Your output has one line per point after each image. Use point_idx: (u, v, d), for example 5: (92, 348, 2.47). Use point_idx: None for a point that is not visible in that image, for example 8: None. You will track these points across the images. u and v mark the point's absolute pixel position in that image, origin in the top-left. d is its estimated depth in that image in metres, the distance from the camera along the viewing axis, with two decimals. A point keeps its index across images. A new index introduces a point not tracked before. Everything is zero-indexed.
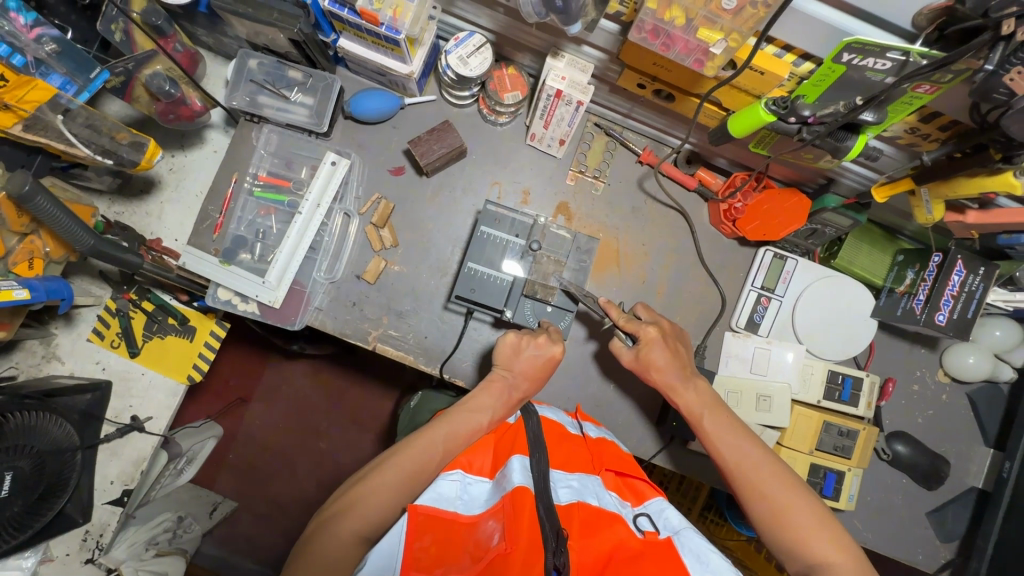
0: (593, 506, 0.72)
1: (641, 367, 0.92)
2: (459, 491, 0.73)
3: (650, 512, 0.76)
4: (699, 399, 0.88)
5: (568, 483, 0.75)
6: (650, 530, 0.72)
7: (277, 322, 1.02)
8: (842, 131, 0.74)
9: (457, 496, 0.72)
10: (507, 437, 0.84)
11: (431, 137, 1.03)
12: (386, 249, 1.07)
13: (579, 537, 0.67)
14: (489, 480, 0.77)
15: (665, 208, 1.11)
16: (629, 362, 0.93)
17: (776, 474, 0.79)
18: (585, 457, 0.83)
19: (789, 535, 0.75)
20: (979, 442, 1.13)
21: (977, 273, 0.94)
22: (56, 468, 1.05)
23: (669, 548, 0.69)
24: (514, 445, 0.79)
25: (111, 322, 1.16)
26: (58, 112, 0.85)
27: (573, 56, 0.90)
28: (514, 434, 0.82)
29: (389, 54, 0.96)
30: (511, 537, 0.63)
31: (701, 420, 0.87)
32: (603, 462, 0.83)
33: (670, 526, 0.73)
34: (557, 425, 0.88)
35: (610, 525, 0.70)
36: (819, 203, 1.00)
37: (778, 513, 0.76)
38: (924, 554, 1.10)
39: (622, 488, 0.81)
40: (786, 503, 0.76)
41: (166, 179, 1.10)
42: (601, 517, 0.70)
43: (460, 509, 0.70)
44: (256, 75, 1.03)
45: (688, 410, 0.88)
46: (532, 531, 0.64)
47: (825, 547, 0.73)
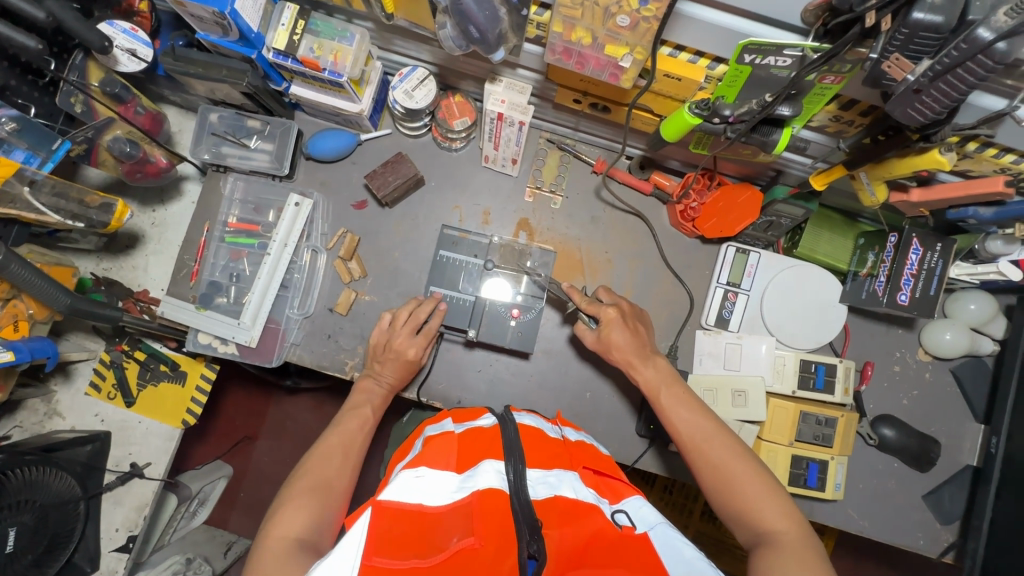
0: (569, 499, 0.71)
1: (604, 348, 0.95)
2: (425, 485, 0.67)
3: (627, 509, 0.75)
4: (658, 377, 0.90)
5: (544, 481, 0.72)
6: (628, 524, 0.71)
7: (256, 361, 1.06)
8: (766, 126, 0.75)
9: (423, 484, 0.67)
10: (480, 441, 0.77)
11: (386, 170, 1.07)
12: (356, 280, 1.10)
13: (560, 526, 0.66)
14: (456, 473, 0.71)
15: (624, 215, 1.13)
16: (593, 343, 0.97)
17: (727, 446, 0.80)
18: (562, 456, 0.81)
19: (737, 503, 0.76)
20: (969, 418, 1.11)
21: (934, 250, 0.94)
22: (58, 518, 1.11)
23: (645, 541, 0.68)
24: (489, 445, 0.76)
25: (106, 374, 1.24)
26: (25, 183, 0.87)
27: (510, 79, 0.94)
28: (489, 438, 0.78)
29: (337, 96, 1.01)
30: (481, 530, 0.61)
31: (657, 394, 0.89)
32: (580, 460, 0.82)
33: (646, 522, 0.72)
34: (534, 431, 0.84)
35: (587, 515, 0.68)
36: (770, 195, 1.00)
37: (726, 483, 0.77)
38: (924, 539, 1.08)
39: (600, 485, 0.79)
40: (735, 473, 0.77)
41: (148, 234, 1.16)
42: (578, 509, 0.69)
43: (427, 501, 0.66)
44: (217, 128, 1.08)
45: (647, 386, 0.91)
46: (505, 526, 0.62)
47: (773, 514, 0.73)
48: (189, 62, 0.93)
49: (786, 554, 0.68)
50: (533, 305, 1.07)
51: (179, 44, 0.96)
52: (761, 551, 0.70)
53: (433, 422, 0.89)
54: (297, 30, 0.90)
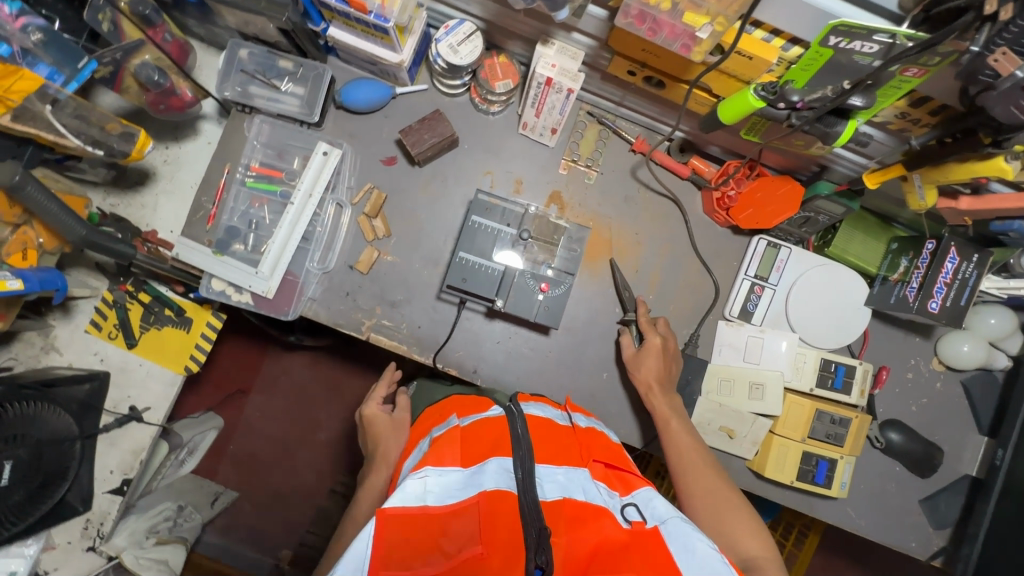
0: (579, 500, 0.68)
1: (635, 363, 1.00)
2: (430, 486, 0.66)
3: (638, 502, 0.72)
4: (671, 407, 0.97)
5: (552, 478, 0.71)
6: (637, 519, 0.69)
7: (271, 312, 1.03)
8: (831, 116, 0.73)
9: (427, 484, 0.66)
10: (486, 436, 0.74)
11: (422, 127, 1.03)
12: (379, 239, 1.07)
13: (568, 532, 0.65)
14: (461, 469, 0.69)
15: (658, 197, 1.11)
16: (629, 357, 1.01)
17: (720, 484, 0.85)
18: (572, 449, 0.79)
19: (722, 531, 0.80)
20: (973, 430, 1.13)
21: (971, 260, 0.93)
22: (54, 456, 1.08)
23: (655, 537, 0.66)
24: (495, 439, 0.73)
25: (108, 314, 1.19)
26: (47, 102, 0.83)
27: (563, 43, 0.91)
28: (495, 430, 0.75)
29: (378, 43, 0.96)
30: (487, 541, 0.60)
31: (667, 421, 0.95)
32: (591, 453, 0.79)
33: (657, 515, 0.70)
34: (543, 421, 0.82)
35: (598, 519, 0.66)
36: (812, 191, 0.99)
37: (715, 513, 0.82)
38: (916, 542, 1.11)
39: (611, 478, 0.77)
40: (724, 506, 0.82)
41: (160, 171, 1.11)
42: (585, 512, 0.67)
43: (429, 499, 0.64)
44: (247, 65, 1.02)
45: (659, 413, 0.96)
46: (513, 533, 0.62)
47: (756, 546, 0.78)
48: None
49: None
50: (563, 281, 1.01)
51: None
52: None
53: (437, 419, 0.85)
54: None
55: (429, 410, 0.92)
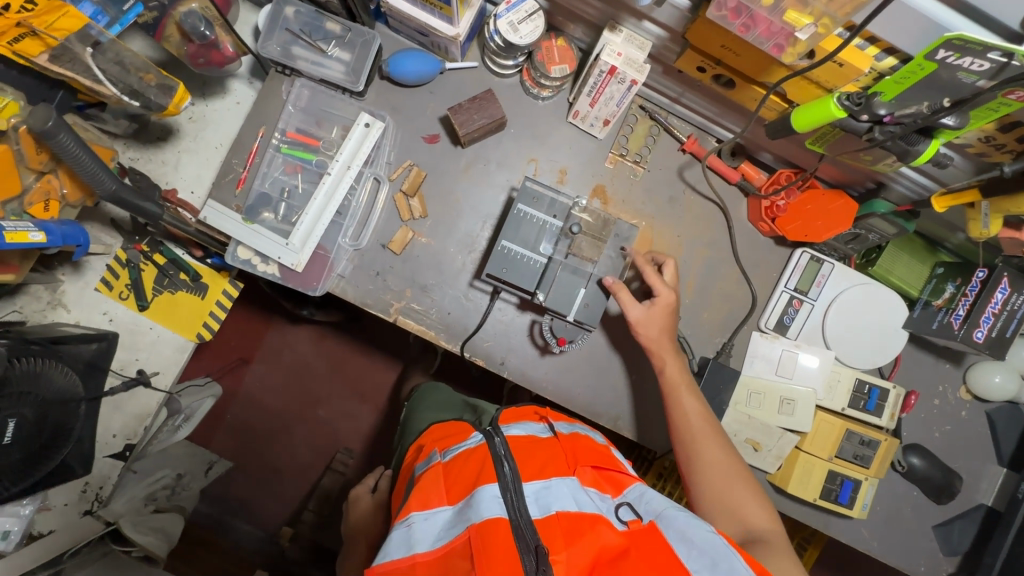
0: (574, 511, 0.65)
1: (643, 323, 0.94)
2: (417, 534, 0.64)
3: (631, 501, 0.70)
4: (681, 371, 0.94)
5: (543, 492, 0.66)
6: (633, 518, 0.68)
7: (298, 286, 0.99)
8: (914, 134, 0.70)
9: (414, 532, 0.64)
10: (467, 467, 0.71)
11: (471, 106, 0.98)
12: (415, 219, 1.03)
13: (567, 546, 0.61)
14: (449, 506, 0.67)
15: (704, 201, 1.08)
16: (637, 316, 0.94)
17: (727, 457, 0.87)
18: (558, 456, 0.73)
19: (730, 500, 0.83)
20: (993, 460, 1.13)
21: (1021, 292, 0.92)
22: (59, 416, 1.04)
23: (654, 534, 0.65)
24: (479, 467, 0.70)
25: (120, 273, 1.15)
26: (87, 44, 0.78)
27: (631, 32, 0.87)
28: (476, 460, 0.71)
29: (436, 13, 0.91)
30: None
31: (677, 390, 0.93)
32: (579, 458, 0.73)
33: (652, 510, 0.69)
34: (526, 437, 0.76)
35: (594, 527, 0.63)
36: (867, 207, 0.96)
37: (723, 482, 0.85)
38: (926, 567, 1.11)
39: (601, 482, 0.72)
40: (734, 477, 0.85)
41: (184, 128, 1.05)
42: (581, 523, 0.63)
43: (417, 547, 0.63)
44: (292, 24, 0.96)
45: (669, 378, 0.94)
46: (510, 560, 0.58)
47: (762, 516, 0.82)
48: None
49: (778, 550, 0.78)
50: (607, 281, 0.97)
51: None
52: (760, 546, 0.78)
53: (420, 455, 0.83)
54: None
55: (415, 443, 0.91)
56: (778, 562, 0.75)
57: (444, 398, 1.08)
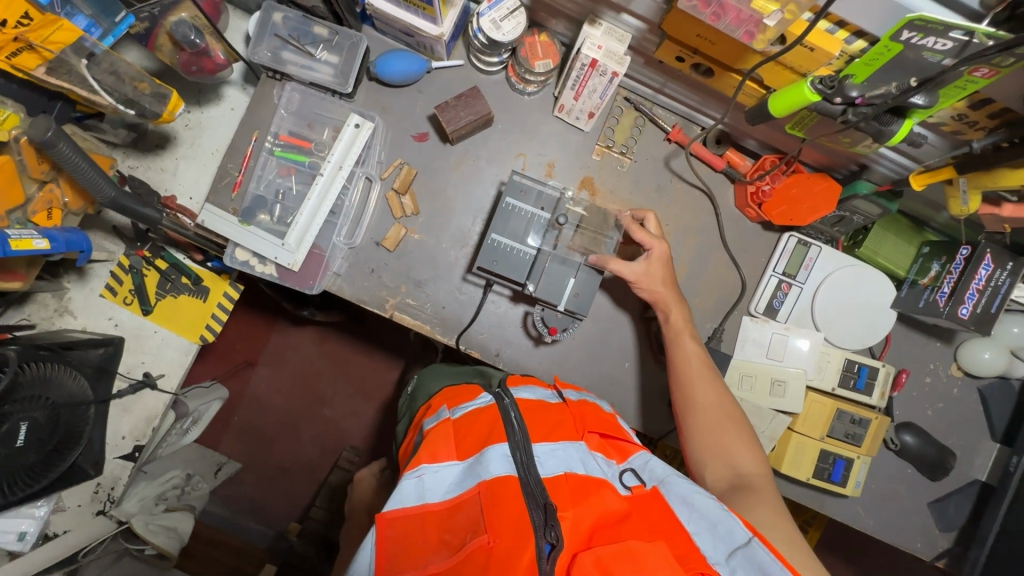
0: (581, 474, 0.67)
1: (644, 278, 0.96)
2: (428, 484, 0.67)
3: (635, 468, 0.73)
4: (685, 319, 0.95)
5: (552, 455, 0.69)
6: (637, 484, 0.71)
7: (295, 285, 1.02)
8: (888, 114, 0.72)
9: (425, 482, 0.67)
10: (478, 425, 0.73)
11: (457, 103, 1.00)
12: (407, 217, 1.05)
13: (573, 506, 0.64)
14: (458, 462, 0.70)
15: (691, 189, 1.09)
16: (636, 273, 0.95)
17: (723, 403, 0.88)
18: (567, 423, 0.75)
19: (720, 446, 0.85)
20: (986, 436, 1.14)
21: (1005, 268, 0.93)
22: (69, 419, 1.07)
23: (657, 498, 0.69)
24: (489, 427, 0.72)
25: (124, 279, 1.18)
26: (82, 56, 0.82)
27: (611, 25, 0.89)
28: (486, 420, 0.73)
29: (420, 14, 0.93)
30: (493, 529, 0.60)
31: (679, 336, 0.94)
32: (587, 425, 0.76)
33: (654, 476, 0.73)
34: (535, 402, 0.79)
35: (600, 490, 0.66)
36: (850, 189, 0.98)
37: (713, 427, 0.86)
38: (923, 543, 1.12)
39: (606, 448, 0.76)
40: (729, 421, 0.87)
41: (181, 136, 1.08)
42: (589, 484, 0.66)
43: (428, 497, 0.66)
44: (280, 30, 0.99)
45: (672, 324, 0.95)
46: (519, 514, 0.61)
47: (748, 462, 0.83)
48: None
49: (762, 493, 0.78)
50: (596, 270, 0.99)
51: None
52: (745, 491, 0.79)
53: (429, 413, 0.86)
54: None
55: (427, 403, 0.93)
56: (763, 502, 0.77)
57: (454, 368, 1.07)
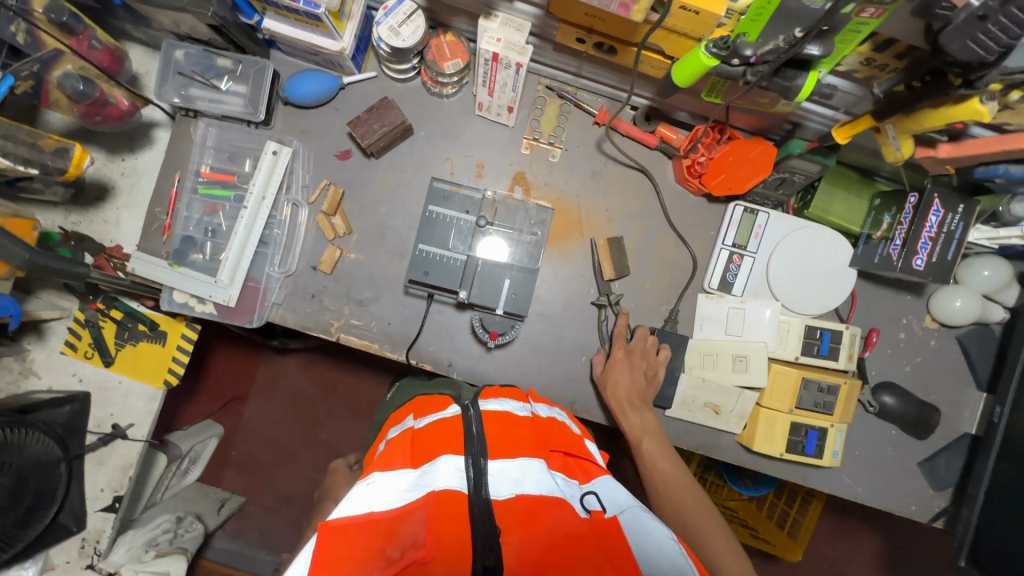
0: (536, 493, 0.64)
1: (602, 383, 0.99)
2: (377, 493, 0.63)
3: (598, 492, 0.69)
4: (644, 425, 0.95)
5: (505, 474, 0.65)
6: (597, 509, 0.66)
7: (235, 321, 1.01)
8: (790, 69, 0.67)
9: (373, 491, 0.63)
10: (436, 437, 0.70)
11: (370, 116, 0.99)
12: (340, 237, 1.03)
13: (522, 530, 0.60)
14: (413, 469, 0.67)
15: (627, 170, 1.06)
16: (596, 375, 1.00)
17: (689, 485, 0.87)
18: (529, 436, 0.72)
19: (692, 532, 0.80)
20: (971, 386, 1.08)
21: (957, 211, 0.88)
22: (40, 481, 1.09)
23: (617, 529, 0.63)
24: (446, 437, 0.69)
25: (82, 333, 1.19)
26: None
27: (507, 15, 0.86)
28: (447, 430, 0.70)
29: (316, 32, 0.91)
30: (433, 545, 0.57)
31: (640, 444, 0.93)
32: (549, 442, 0.73)
33: (615, 506, 0.67)
34: (501, 412, 0.75)
35: (556, 511, 0.62)
36: (784, 150, 0.93)
37: (680, 510, 0.83)
38: (917, 505, 1.08)
39: (571, 467, 0.72)
40: (693, 504, 0.84)
41: (119, 184, 1.08)
42: (543, 505, 0.62)
43: (375, 506, 0.62)
44: (184, 67, 0.97)
45: (631, 433, 0.95)
46: (461, 535, 0.58)
47: (728, 553, 0.77)
48: None
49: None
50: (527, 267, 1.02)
51: None
52: None
53: (397, 421, 0.85)
54: None
55: (396, 413, 0.92)
56: None
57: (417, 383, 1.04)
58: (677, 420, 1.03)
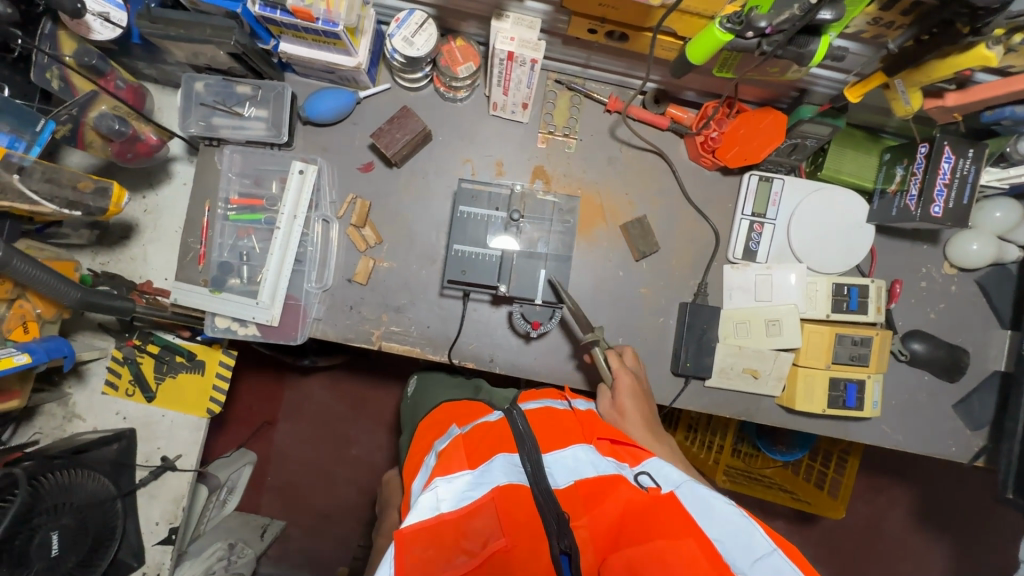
0: (593, 477, 0.66)
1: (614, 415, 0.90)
2: (442, 494, 0.62)
3: (650, 470, 0.69)
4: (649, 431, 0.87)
5: (561, 463, 0.68)
6: (654, 485, 0.66)
7: (280, 340, 1.03)
8: (803, 36, 0.71)
9: (438, 492, 0.62)
10: (488, 436, 0.71)
11: (391, 127, 1.01)
12: (372, 247, 1.06)
13: (587, 512, 0.64)
14: (471, 471, 0.66)
15: (641, 152, 1.09)
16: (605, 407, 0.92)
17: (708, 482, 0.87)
18: (575, 428, 0.76)
19: None
20: (995, 325, 1.12)
21: (967, 156, 0.91)
22: (98, 519, 1.10)
23: (675, 501, 0.63)
24: (498, 435, 0.71)
25: (121, 371, 1.20)
26: (13, 171, 0.81)
27: (518, 14, 0.88)
28: (496, 430, 0.72)
29: (333, 50, 0.93)
30: (511, 533, 0.59)
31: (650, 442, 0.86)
32: (595, 430, 0.76)
33: (671, 481, 0.66)
34: (544, 410, 0.79)
35: (614, 490, 0.65)
36: (795, 116, 0.96)
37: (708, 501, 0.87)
38: (957, 446, 1.11)
39: (619, 452, 0.74)
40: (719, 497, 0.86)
41: (142, 222, 1.10)
42: (601, 486, 0.65)
43: (443, 506, 0.61)
44: (205, 98, 1.00)
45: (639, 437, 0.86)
46: (533, 523, 0.61)
47: None
48: (168, 23, 0.85)
49: None
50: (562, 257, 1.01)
51: (153, 5, 0.87)
52: None
53: (438, 433, 0.86)
54: None
55: (429, 418, 0.93)
56: None
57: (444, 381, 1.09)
58: (718, 389, 1.06)
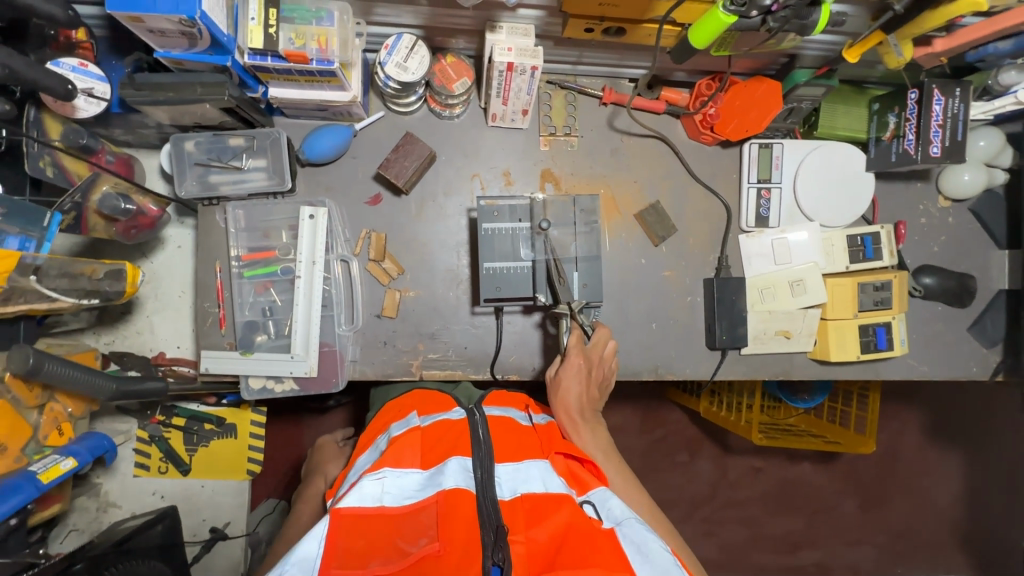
0: (540, 493, 0.65)
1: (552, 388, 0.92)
2: (388, 485, 0.65)
3: (595, 501, 0.69)
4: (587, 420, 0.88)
5: (511, 475, 0.68)
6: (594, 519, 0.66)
7: (321, 389, 1.00)
8: (806, 8, 0.73)
9: (385, 484, 0.65)
10: (443, 437, 0.72)
11: (398, 156, 1.00)
12: (395, 279, 1.04)
13: (526, 528, 0.62)
14: (421, 469, 0.69)
15: (642, 138, 1.10)
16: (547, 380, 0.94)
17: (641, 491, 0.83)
18: (535, 442, 0.76)
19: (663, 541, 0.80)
20: (994, 247, 1.18)
21: (955, 95, 0.95)
22: None
23: (609, 537, 0.62)
24: (455, 438, 0.71)
25: (150, 451, 1.15)
26: (30, 273, 0.77)
27: (511, 23, 0.87)
28: (455, 431, 0.73)
29: (326, 87, 0.90)
30: (446, 539, 0.59)
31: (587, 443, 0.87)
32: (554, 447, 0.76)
33: (613, 517, 0.66)
34: (505, 418, 0.79)
35: (554, 511, 0.63)
36: (789, 82, 0.98)
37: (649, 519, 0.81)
38: (977, 366, 1.17)
39: (569, 475, 0.74)
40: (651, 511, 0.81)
41: (142, 294, 1.06)
42: (545, 503, 0.64)
43: (386, 499, 0.64)
44: (198, 156, 0.97)
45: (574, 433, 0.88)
46: (471, 532, 0.60)
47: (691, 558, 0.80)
48: (154, 88, 0.81)
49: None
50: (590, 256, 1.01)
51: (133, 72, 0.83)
52: None
53: (396, 415, 0.85)
54: (271, 22, 0.78)
55: (389, 405, 0.92)
56: None
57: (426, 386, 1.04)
58: (755, 354, 1.09)
